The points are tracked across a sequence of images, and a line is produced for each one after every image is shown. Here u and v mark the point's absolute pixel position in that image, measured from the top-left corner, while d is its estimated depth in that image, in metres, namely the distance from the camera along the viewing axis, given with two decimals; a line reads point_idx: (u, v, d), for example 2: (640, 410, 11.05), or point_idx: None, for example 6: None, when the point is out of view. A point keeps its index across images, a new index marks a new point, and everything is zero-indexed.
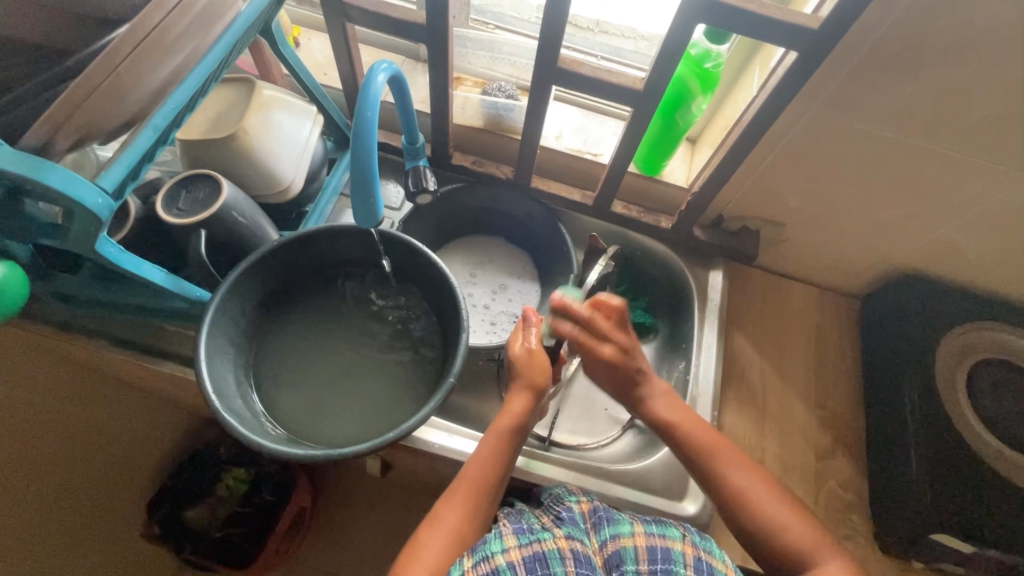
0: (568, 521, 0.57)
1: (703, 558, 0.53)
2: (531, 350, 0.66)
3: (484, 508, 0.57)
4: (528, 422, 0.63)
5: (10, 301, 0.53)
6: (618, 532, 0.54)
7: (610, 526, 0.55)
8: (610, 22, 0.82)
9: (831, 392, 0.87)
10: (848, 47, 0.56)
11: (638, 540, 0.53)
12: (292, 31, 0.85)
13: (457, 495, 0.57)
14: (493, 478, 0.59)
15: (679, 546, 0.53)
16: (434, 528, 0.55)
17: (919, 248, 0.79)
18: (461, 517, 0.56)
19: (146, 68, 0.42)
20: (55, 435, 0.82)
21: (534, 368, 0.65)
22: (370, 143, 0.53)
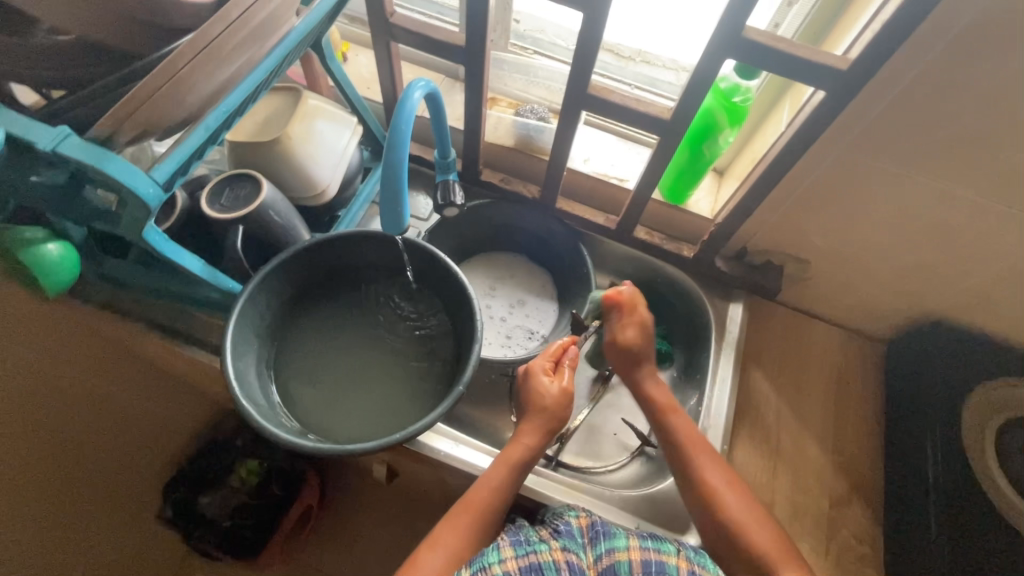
0: (565, 533, 0.57)
1: (697, 573, 0.53)
2: (567, 390, 0.66)
3: (484, 535, 0.58)
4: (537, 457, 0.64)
5: (63, 276, 0.57)
6: (614, 546, 0.54)
7: (606, 540, 0.55)
8: (650, 52, 0.83)
9: (849, 437, 0.85)
10: (876, 88, 0.56)
11: (633, 555, 0.53)
12: (341, 46, 0.90)
13: (459, 517, 0.58)
14: (495, 506, 0.60)
15: (672, 560, 0.53)
16: (436, 548, 0.56)
17: (949, 296, 0.77)
18: (461, 541, 0.57)
19: (205, 73, 0.45)
20: (74, 415, 0.85)
21: (562, 408, 0.66)
22: (402, 154, 0.55)
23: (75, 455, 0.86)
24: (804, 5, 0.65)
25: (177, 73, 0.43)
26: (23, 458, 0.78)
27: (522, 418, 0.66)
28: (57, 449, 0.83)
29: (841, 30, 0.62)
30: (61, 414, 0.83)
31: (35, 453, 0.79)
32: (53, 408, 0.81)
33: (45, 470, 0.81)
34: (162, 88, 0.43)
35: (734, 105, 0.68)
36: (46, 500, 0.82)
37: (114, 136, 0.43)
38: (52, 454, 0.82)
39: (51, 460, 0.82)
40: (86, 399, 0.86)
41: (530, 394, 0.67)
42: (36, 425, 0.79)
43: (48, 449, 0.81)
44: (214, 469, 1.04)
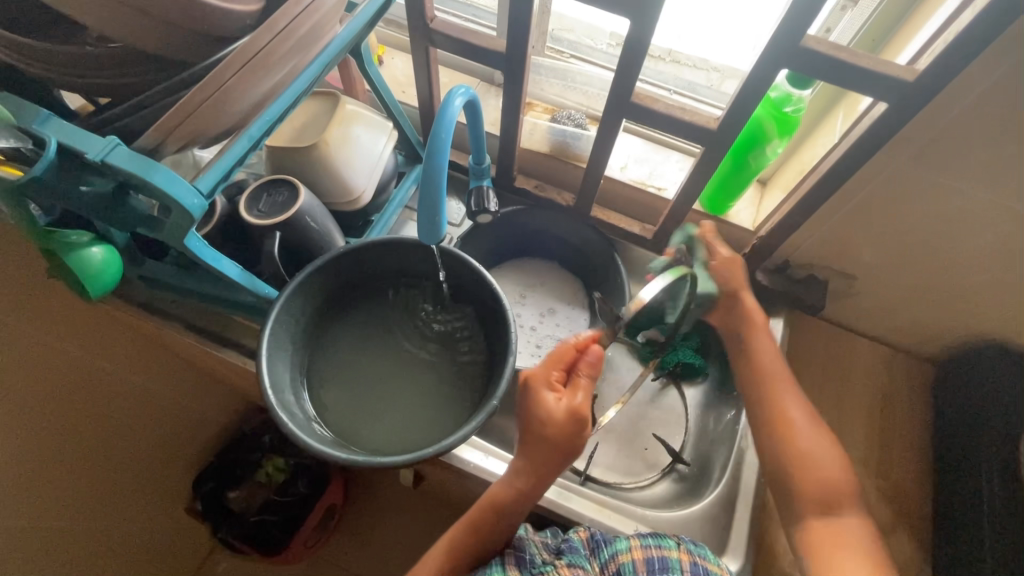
0: (568, 548, 0.57)
1: (699, 563, 0.53)
2: (576, 412, 0.52)
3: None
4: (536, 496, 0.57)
5: (105, 280, 0.58)
6: (617, 549, 0.55)
7: (608, 546, 0.56)
8: (681, 51, 0.81)
9: (894, 463, 0.81)
10: (943, 101, 0.53)
11: (635, 554, 0.54)
12: (377, 50, 0.90)
13: (439, 565, 0.57)
14: (473, 548, 0.58)
15: (674, 554, 0.54)
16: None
17: (1010, 319, 0.73)
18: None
19: (251, 84, 0.45)
20: (107, 410, 0.86)
21: (567, 434, 0.53)
22: (441, 164, 0.54)
23: (107, 449, 0.87)
24: (862, 11, 0.62)
25: (223, 84, 0.42)
26: (55, 451, 0.79)
27: (523, 445, 0.55)
28: (89, 443, 0.84)
29: (903, 37, 0.59)
30: (94, 408, 0.83)
31: (66, 447, 0.80)
32: (87, 402, 0.82)
33: (77, 464, 0.82)
34: (209, 99, 0.43)
35: (783, 115, 0.65)
36: (77, 493, 0.83)
37: (160, 147, 0.43)
38: (84, 448, 0.83)
39: (83, 454, 0.83)
40: (118, 394, 0.87)
41: (532, 418, 0.54)
42: (69, 420, 0.80)
43: (80, 443, 0.82)
44: (243, 463, 1.06)
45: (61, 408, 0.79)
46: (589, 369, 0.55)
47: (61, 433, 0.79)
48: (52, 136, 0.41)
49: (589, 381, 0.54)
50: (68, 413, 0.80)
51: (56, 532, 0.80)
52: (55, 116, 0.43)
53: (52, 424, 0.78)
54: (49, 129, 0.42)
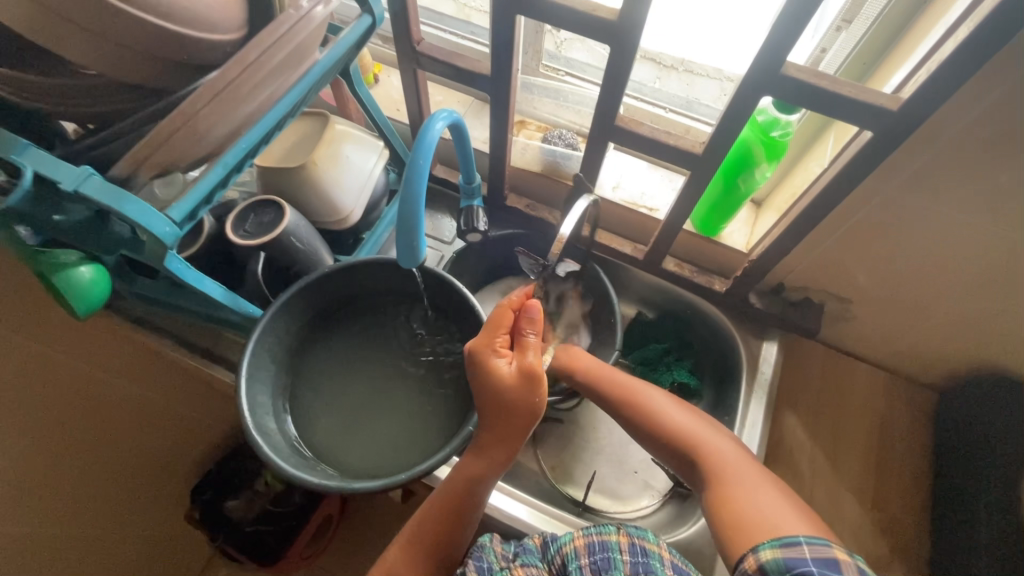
0: (523, 551, 0.52)
1: (638, 542, 0.48)
2: (527, 370, 0.52)
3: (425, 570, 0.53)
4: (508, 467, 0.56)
5: (90, 300, 0.59)
6: (561, 540, 0.50)
7: (555, 539, 0.51)
8: (695, 60, 0.78)
9: (892, 493, 0.79)
10: (930, 130, 0.52)
11: (575, 540, 0.49)
12: (372, 69, 0.90)
13: (412, 544, 0.54)
14: (441, 533, 0.54)
15: (613, 535, 0.48)
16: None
17: (1012, 347, 0.70)
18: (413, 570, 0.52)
19: (224, 114, 0.45)
20: (101, 422, 0.86)
21: (522, 398, 0.53)
22: (419, 189, 0.54)
23: (102, 462, 0.87)
24: (853, 34, 0.61)
25: (194, 115, 0.43)
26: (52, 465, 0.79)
27: (485, 412, 0.55)
28: (85, 456, 0.84)
29: (893, 62, 0.58)
30: (87, 421, 0.84)
31: (62, 461, 0.81)
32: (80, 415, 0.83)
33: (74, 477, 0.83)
34: (180, 129, 0.43)
35: (771, 139, 0.64)
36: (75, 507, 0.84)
37: (135, 175, 0.44)
38: (80, 461, 0.84)
39: (79, 467, 0.84)
40: (113, 406, 0.88)
41: (487, 382, 0.53)
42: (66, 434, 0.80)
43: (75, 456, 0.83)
44: (241, 473, 1.06)
45: (54, 422, 0.79)
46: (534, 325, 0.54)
47: (58, 448, 0.80)
48: (29, 166, 0.42)
49: (536, 338, 0.54)
50: (66, 428, 0.80)
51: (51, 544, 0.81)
52: (34, 146, 0.43)
53: (48, 439, 0.79)
54: (27, 160, 0.42)
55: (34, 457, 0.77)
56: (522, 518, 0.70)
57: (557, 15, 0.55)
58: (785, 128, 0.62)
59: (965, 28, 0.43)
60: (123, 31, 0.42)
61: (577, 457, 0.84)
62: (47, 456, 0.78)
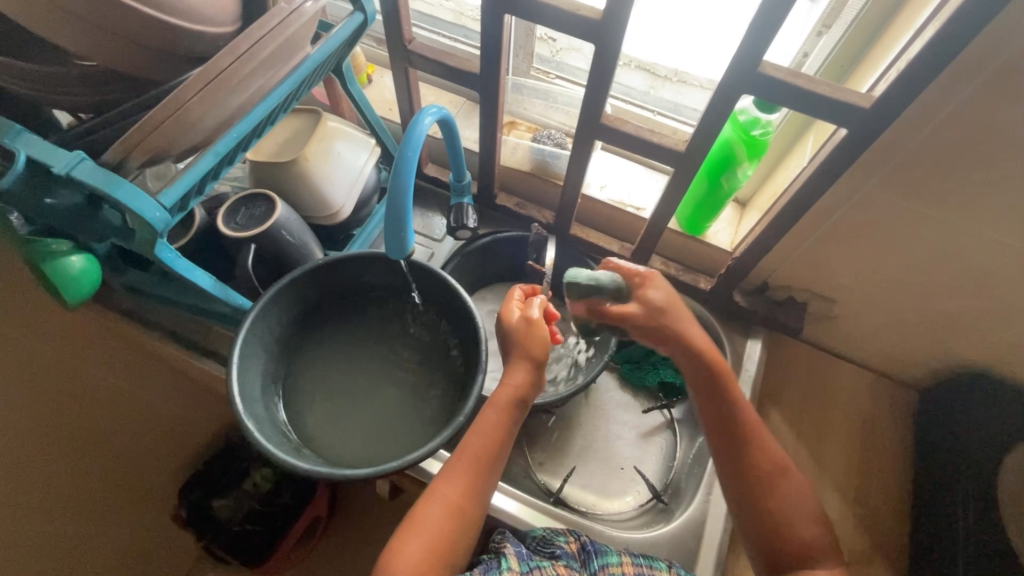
0: (564, 555, 0.60)
1: None
2: (528, 318, 0.62)
3: (484, 487, 0.57)
4: (530, 393, 0.61)
5: (81, 288, 0.60)
6: (607, 562, 0.59)
7: (598, 557, 0.60)
8: (689, 72, 0.80)
9: (874, 490, 0.80)
10: (903, 128, 0.54)
11: (625, 569, 0.59)
12: (366, 69, 0.92)
13: (459, 469, 0.57)
14: (494, 452, 0.58)
15: None
16: (433, 501, 0.56)
17: (989, 345, 0.71)
18: (459, 491, 0.56)
19: (215, 103, 0.46)
20: None
21: (533, 338, 0.62)
22: (407, 181, 0.55)
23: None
24: (831, 38, 0.63)
25: (185, 103, 0.44)
26: None
27: (507, 362, 0.63)
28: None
29: (868, 64, 0.60)
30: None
31: None
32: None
33: None
34: (171, 117, 0.44)
35: (752, 139, 0.65)
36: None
37: (126, 162, 0.44)
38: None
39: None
40: None
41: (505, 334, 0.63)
42: None
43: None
44: (227, 472, 1.02)
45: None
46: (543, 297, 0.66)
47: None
48: (24, 151, 0.43)
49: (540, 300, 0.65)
50: None
51: None
52: (28, 132, 0.44)
53: None
54: (21, 144, 0.43)
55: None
56: (507, 509, 0.71)
57: (544, 14, 0.57)
58: (765, 129, 0.64)
59: (932, 28, 0.45)
60: (118, 20, 0.43)
61: (564, 452, 0.85)
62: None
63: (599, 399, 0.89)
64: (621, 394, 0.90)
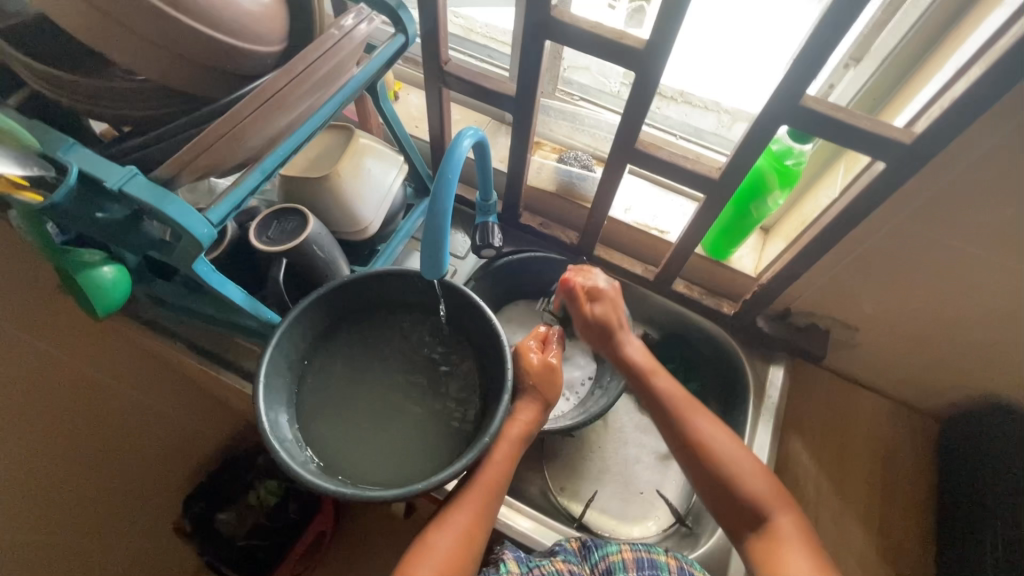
0: (563, 551, 0.62)
1: (686, 568, 0.59)
2: (551, 364, 0.68)
3: (493, 511, 0.60)
4: (535, 431, 0.66)
5: (112, 299, 0.59)
6: (607, 551, 0.60)
7: (599, 549, 0.61)
8: (692, 92, 0.81)
9: (896, 521, 0.79)
10: (939, 164, 0.54)
11: (625, 554, 0.59)
12: (394, 86, 0.93)
13: (469, 499, 0.59)
14: (503, 480, 0.62)
15: (663, 557, 0.59)
16: (443, 531, 0.57)
17: (1014, 378, 0.71)
18: (469, 520, 0.58)
19: (265, 121, 0.46)
20: (103, 426, 0.84)
21: (549, 383, 0.68)
22: (447, 202, 0.56)
23: (100, 467, 0.85)
24: (864, 71, 0.64)
25: (240, 122, 0.44)
26: (51, 468, 0.77)
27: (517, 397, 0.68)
28: (86, 461, 0.83)
29: (902, 99, 0.61)
30: (92, 426, 0.83)
31: (61, 466, 0.79)
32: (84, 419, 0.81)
33: (70, 482, 0.80)
34: (225, 135, 0.44)
35: (783, 168, 0.66)
36: (73, 512, 0.82)
37: (177, 178, 0.45)
38: (84, 464, 0.82)
39: (79, 472, 0.82)
40: (116, 409, 0.86)
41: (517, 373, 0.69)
42: (69, 436, 0.79)
43: (77, 462, 0.81)
44: (232, 486, 1.05)
45: (57, 424, 0.77)
46: (559, 338, 0.71)
47: (58, 452, 0.78)
48: (75, 164, 0.43)
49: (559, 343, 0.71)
50: (68, 429, 0.79)
51: (45, 549, 0.78)
52: (79, 145, 0.45)
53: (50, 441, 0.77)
54: (73, 158, 0.44)
55: (35, 461, 0.75)
56: (527, 531, 0.71)
57: (585, 41, 0.58)
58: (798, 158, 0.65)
59: (976, 68, 0.46)
60: (178, 38, 0.44)
61: (584, 475, 0.84)
62: (46, 461, 0.76)
63: (617, 422, 0.89)
64: (639, 416, 0.89)
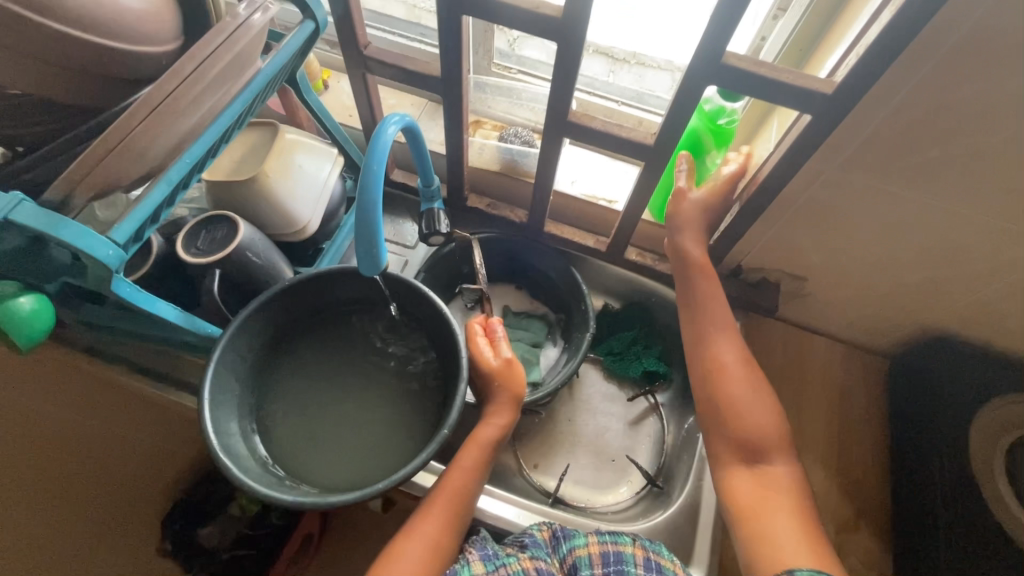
0: (532, 544, 0.59)
1: (653, 559, 0.57)
2: (510, 361, 0.64)
3: (441, 562, 0.55)
4: (509, 433, 0.64)
5: (33, 330, 0.56)
6: (574, 544, 0.58)
7: (567, 541, 0.59)
8: (645, 53, 0.80)
9: (854, 458, 0.83)
10: (865, 110, 0.55)
11: (592, 549, 0.57)
12: (321, 75, 0.89)
13: (409, 547, 0.55)
14: (454, 519, 0.58)
15: (630, 549, 0.57)
16: (411, 540, 0.55)
17: (952, 312, 0.75)
18: (413, 571, 0.53)
19: (162, 130, 0.43)
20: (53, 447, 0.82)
21: (513, 379, 0.64)
22: (376, 195, 0.53)
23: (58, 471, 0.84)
24: (788, 22, 0.64)
25: (132, 132, 0.41)
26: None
27: (486, 402, 0.66)
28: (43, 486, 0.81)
29: (825, 49, 0.61)
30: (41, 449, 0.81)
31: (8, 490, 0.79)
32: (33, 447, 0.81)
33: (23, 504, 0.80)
34: (118, 147, 0.41)
35: (717, 128, 0.67)
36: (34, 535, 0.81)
37: (71, 198, 0.41)
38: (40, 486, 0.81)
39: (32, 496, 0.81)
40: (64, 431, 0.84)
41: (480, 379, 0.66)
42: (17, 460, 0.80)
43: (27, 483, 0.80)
44: (212, 497, 0.97)
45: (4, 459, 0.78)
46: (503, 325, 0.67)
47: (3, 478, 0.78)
48: None
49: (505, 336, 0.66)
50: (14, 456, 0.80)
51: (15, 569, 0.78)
52: None
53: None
54: None
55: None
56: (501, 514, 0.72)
57: (502, 13, 0.55)
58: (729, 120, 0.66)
59: (889, 11, 0.46)
60: (49, 47, 0.40)
61: (557, 450, 0.85)
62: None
63: (585, 393, 0.89)
64: (605, 386, 0.90)
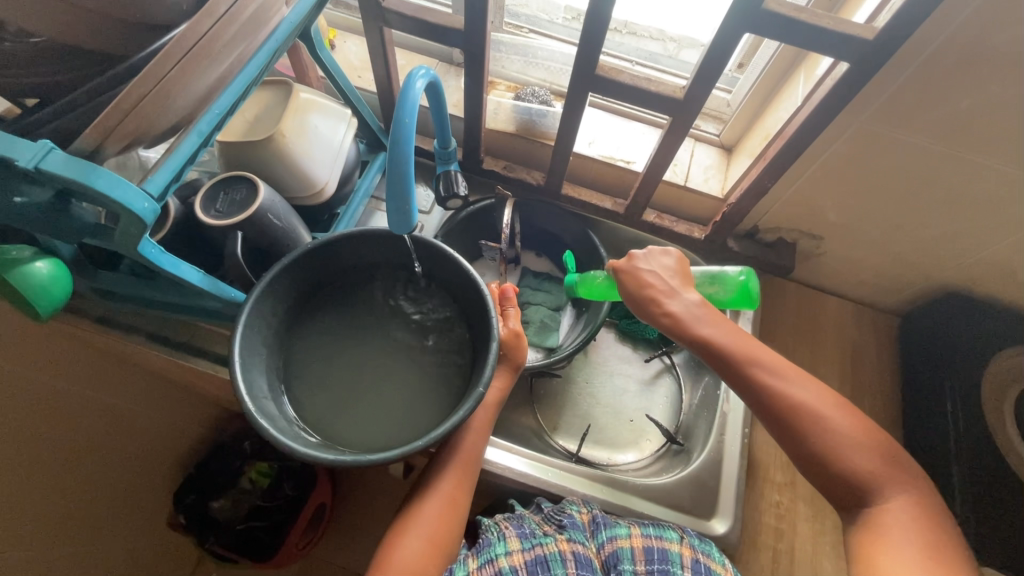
0: (570, 526, 0.60)
1: (700, 560, 0.58)
2: (514, 333, 0.67)
3: (458, 518, 0.58)
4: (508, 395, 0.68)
5: (54, 295, 0.54)
6: (615, 533, 0.59)
7: (607, 529, 0.60)
8: (636, 22, 0.80)
9: (866, 413, 0.85)
10: (900, 59, 0.54)
11: (635, 542, 0.58)
12: (329, 33, 0.86)
13: (428, 505, 0.58)
14: (467, 478, 0.62)
15: (676, 547, 0.58)
16: (428, 498, 0.59)
17: (966, 268, 0.76)
18: (434, 526, 0.57)
19: (194, 76, 0.41)
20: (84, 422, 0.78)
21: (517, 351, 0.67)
22: (407, 150, 0.52)
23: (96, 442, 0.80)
24: None
25: (164, 77, 0.39)
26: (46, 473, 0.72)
27: None
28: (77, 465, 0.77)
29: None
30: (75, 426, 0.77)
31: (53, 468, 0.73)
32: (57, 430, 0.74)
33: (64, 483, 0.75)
34: (151, 93, 0.39)
35: (596, 289, 0.73)
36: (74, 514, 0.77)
37: (102, 147, 0.40)
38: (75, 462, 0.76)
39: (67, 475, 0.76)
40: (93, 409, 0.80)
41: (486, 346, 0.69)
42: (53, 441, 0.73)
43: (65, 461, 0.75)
44: (223, 472, 0.99)
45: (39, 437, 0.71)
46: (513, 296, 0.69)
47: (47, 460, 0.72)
48: None
49: (514, 310, 0.69)
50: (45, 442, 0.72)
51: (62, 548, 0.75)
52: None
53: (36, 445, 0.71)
54: None
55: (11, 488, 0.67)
56: (527, 471, 0.72)
57: None
58: (600, 274, 0.73)
59: None
60: None
61: (576, 412, 0.86)
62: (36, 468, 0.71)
63: (599, 356, 0.90)
64: (621, 348, 0.91)
